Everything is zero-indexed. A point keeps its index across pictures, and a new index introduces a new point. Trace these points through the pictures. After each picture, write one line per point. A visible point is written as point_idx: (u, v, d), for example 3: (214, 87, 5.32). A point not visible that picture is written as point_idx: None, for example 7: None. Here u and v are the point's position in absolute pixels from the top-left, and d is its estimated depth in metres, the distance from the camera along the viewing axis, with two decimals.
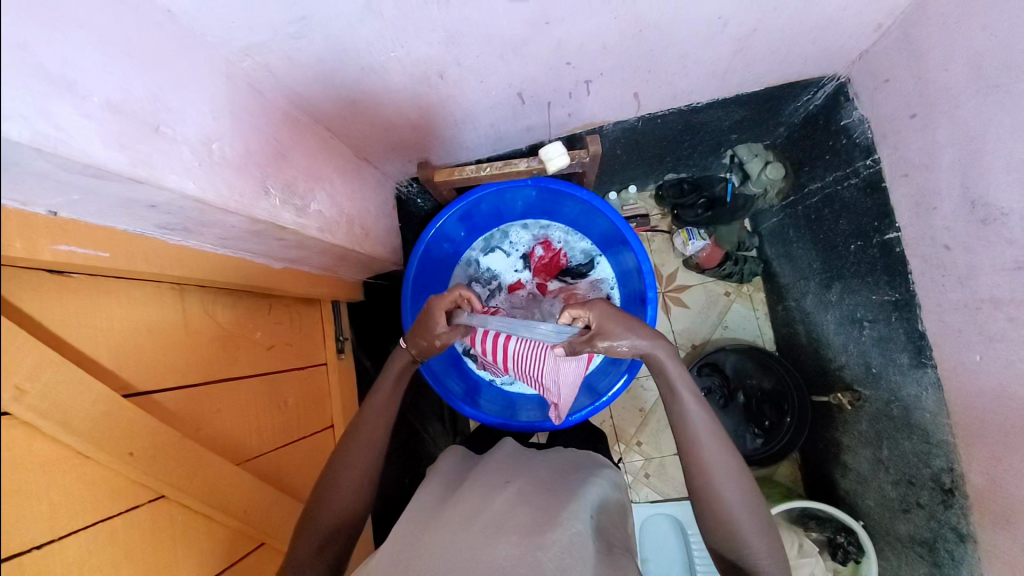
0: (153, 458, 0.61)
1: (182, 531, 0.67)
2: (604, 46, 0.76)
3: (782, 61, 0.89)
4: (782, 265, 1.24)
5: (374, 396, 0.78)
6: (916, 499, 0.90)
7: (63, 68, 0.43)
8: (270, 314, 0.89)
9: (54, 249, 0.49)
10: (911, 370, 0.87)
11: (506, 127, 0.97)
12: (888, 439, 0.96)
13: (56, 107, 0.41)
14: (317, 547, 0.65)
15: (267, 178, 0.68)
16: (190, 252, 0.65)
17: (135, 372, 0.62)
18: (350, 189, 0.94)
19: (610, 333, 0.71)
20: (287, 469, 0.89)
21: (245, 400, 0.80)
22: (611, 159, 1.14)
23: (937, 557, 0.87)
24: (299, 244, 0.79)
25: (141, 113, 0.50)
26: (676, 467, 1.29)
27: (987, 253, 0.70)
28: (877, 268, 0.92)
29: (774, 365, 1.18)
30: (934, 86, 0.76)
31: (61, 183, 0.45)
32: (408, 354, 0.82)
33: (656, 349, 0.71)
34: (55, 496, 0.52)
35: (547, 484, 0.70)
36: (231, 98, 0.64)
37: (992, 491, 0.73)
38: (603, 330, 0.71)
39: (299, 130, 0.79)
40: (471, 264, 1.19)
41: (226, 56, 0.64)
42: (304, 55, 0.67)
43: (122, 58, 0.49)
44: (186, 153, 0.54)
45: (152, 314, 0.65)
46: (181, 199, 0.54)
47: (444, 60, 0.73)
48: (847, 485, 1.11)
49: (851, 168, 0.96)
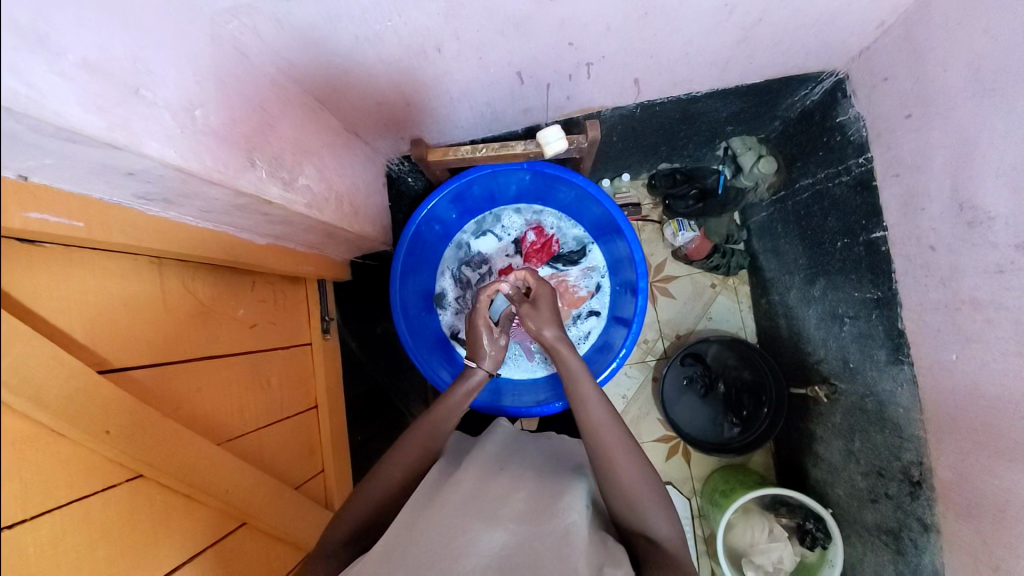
0: (130, 437, 0.58)
1: (162, 511, 0.66)
2: (607, 27, 0.74)
3: (783, 54, 0.88)
4: (769, 259, 1.25)
5: (432, 415, 0.76)
6: (885, 490, 0.93)
7: (34, 20, 0.39)
8: (254, 291, 0.87)
9: (25, 217, 0.46)
10: (889, 366, 0.89)
11: (503, 107, 0.95)
12: (861, 432, 0.98)
13: (26, 63, 0.38)
14: None
15: (253, 151, 0.65)
16: (170, 224, 0.62)
17: (110, 349, 0.59)
18: (340, 165, 0.91)
19: (540, 306, 0.80)
20: (269, 449, 0.88)
21: (227, 379, 0.78)
22: (607, 146, 1.13)
23: (901, 546, 0.90)
24: (285, 220, 0.76)
25: (118, 73, 0.46)
26: (656, 455, 1.31)
27: (972, 256, 0.71)
28: (861, 265, 0.94)
29: (755, 358, 1.21)
30: (931, 87, 0.76)
31: (33, 146, 0.42)
32: (481, 369, 0.82)
33: (561, 342, 0.75)
34: (26, 476, 0.50)
35: (537, 470, 0.71)
36: (216, 64, 0.61)
37: (958, 485, 0.76)
38: (537, 302, 0.81)
39: (288, 101, 0.76)
40: (461, 247, 1.17)
41: (211, 17, 0.61)
42: (296, 19, 0.63)
43: (99, 14, 0.46)
44: (167, 118, 0.51)
45: (128, 288, 0.62)
46: (161, 168, 0.51)
47: (442, 35, 0.71)
48: (819, 475, 1.14)
49: (843, 166, 0.96)
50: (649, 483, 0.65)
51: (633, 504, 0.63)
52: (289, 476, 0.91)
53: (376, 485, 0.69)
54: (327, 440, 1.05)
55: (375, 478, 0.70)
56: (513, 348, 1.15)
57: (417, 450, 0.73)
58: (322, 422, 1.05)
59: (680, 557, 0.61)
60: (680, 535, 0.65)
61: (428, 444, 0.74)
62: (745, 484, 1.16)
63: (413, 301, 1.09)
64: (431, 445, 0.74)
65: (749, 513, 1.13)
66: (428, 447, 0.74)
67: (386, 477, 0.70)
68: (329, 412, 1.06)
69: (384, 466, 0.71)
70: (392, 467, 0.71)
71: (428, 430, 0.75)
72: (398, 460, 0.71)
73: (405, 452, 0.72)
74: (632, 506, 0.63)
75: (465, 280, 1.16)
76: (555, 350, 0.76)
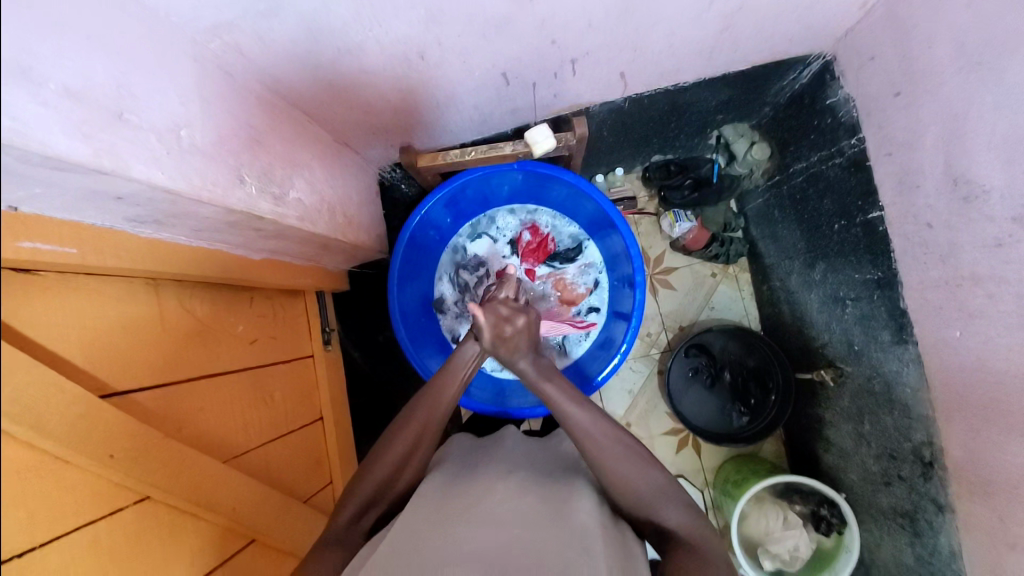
0: (135, 460, 0.59)
1: (171, 531, 0.66)
2: (589, 24, 0.74)
3: (768, 39, 0.88)
4: (768, 245, 1.24)
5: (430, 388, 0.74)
6: (898, 472, 0.92)
7: (16, 52, 0.40)
8: (252, 307, 0.87)
9: (17, 247, 0.46)
10: (893, 347, 0.89)
11: (490, 109, 0.95)
12: (871, 415, 0.97)
13: (10, 95, 0.38)
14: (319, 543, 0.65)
15: (242, 166, 0.65)
16: (163, 245, 0.62)
17: (110, 373, 0.59)
18: (331, 176, 0.91)
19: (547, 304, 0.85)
20: (276, 465, 0.88)
21: (230, 397, 0.78)
22: (597, 142, 1.13)
23: (917, 527, 0.90)
24: (278, 234, 0.76)
25: (100, 100, 0.47)
26: (666, 448, 1.30)
27: (968, 231, 0.70)
28: (860, 247, 0.93)
29: (759, 345, 1.19)
30: (918, 63, 0.75)
31: (20, 177, 0.42)
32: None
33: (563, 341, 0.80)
34: (32, 505, 0.50)
35: (545, 471, 0.71)
36: (200, 83, 0.61)
37: (970, 462, 0.76)
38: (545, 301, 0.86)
39: (274, 115, 0.76)
40: (458, 250, 1.17)
41: (192, 37, 0.61)
42: (277, 34, 0.64)
43: (79, 41, 0.46)
44: (153, 141, 0.51)
45: (125, 311, 0.62)
46: (151, 191, 0.51)
47: (424, 40, 0.71)
48: (831, 460, 1.13)
49: (835, 148, 0.96)
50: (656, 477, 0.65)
51: (644, 496, 0.64)
52: (296, 490, 0.91)
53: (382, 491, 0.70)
54: (334, 451, 1.06)
55: (377, 459, 0.69)
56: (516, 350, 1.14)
57: (418, 427, 0.71)
58: (328, 435, 1.05)
59: (692, 546, 0.62)
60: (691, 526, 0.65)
61: (430, 421, 0.72)
62: (758, 473, 1.16)
63: (411, 308, 1.09)
64: (431, 421, 0.72)
65: (763, 503, 1.12)
66: (433, 423, 0.72)
67: (391, 470, 0.69)
68: (334, 424, 1.07)
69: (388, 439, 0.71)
70: (399, 447, 0.70)
71: (430, 406, 0.73)
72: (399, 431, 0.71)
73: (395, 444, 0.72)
74: (642, 497, 0.64)
75: (463, 284, 1.16)
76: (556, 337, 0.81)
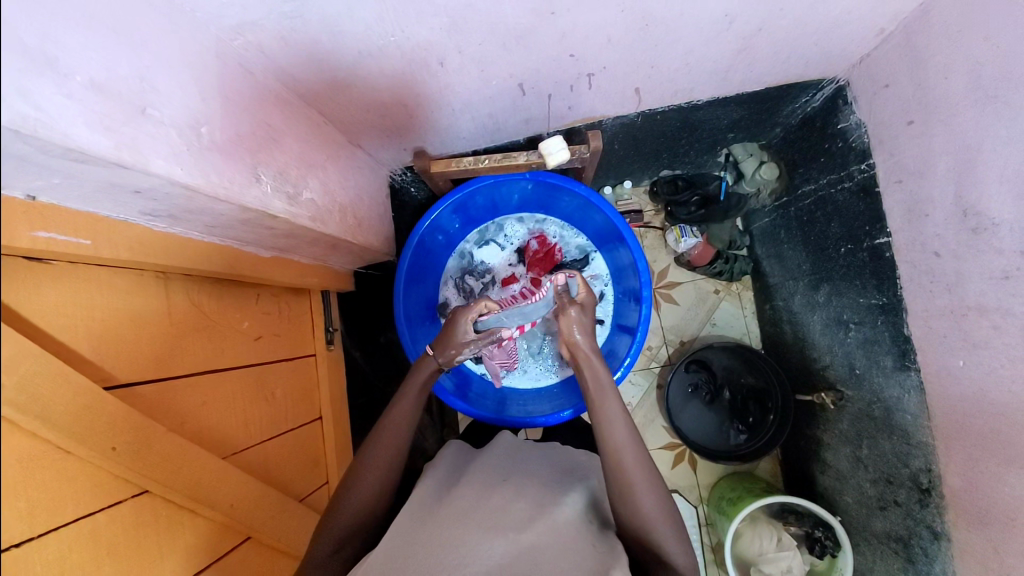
0: (136, 454, 0.59)
1: (167, 526, 0.66)
2: (609, 39, 0.74)
3: (784, 62, 0.88)
4: (773, 265, 1.24)
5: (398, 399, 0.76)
6: (893, 498, 0.92)
7: (43, 43, 0.40)
8: (259, 304, 0.87)
9: (33, 236, 0.46)
10: (895, 373, 0.89)
11: (504, 118, 0.95)
12: (868, 439, 0.98)
13: (36, 87, 0.39)
14: (330, 545, 0.66)
15: (258, 164, 0.65)
16: (176, 239, 0.62)
17: (116, 364, 0.59)
18: (343, 176, 0.91)
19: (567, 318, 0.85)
20: (274, 462, 0.87)
21: (232, 393, 0.78)
22: (608, 154, 1.13)
23: (911, 554, 0.90)
24: (289, 233, 0.76)
25: (124, 92, 0.47)
26: (663, 463, 1.30)
27: (977, 262, 0.71)
28: (866, 271, 0.93)
29: (760, 363, 1.20)
30: (933, 94, 0.76)
31: (40, 166, 0.42)
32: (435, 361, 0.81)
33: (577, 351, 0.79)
34: (32, 495, 0.50)
35: (544, 481, 0.70)
36: (221, 80, 0.61)
37: (969, 493, 0.75)
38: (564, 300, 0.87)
39: (292, 113, 0.76)
40: (464, 256, 1.18)
41: (217, 34, 0.61)
42: (300, 36, 0.64)
43: (105, 34, 0.46)
44: (173, 136, 0.51)
45: (134, 304, 0.62)
46: (167, 186, 0.51)
47: (445, 49, 0.71)
48: (827, 482, 1.13)
49: (846, 172, 0.96)
50: (657, 497, 0.64)
51: (642, 515, 0.63)
52: (293, 490, 0.91)
53: (375, 498, 0.70)
54: (331, 452, 1.05)
55: (370, 469, 0.70)
56: (543, 346, 1.15)
57: (399, 435, 0.73)
58: (326, 436, 1.05)
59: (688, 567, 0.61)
60: (688, 546, 0.64)
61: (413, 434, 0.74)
62: (752, 492, 1.15)
63: (416, 312, 1.10)
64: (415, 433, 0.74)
65: (756, 521, 1.11)
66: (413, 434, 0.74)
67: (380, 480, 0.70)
68: (333, 424, 1.07)
69: (379, 449, 0.72)
70: (383, 457, 0.71)
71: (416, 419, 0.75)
72: (389, 439, 0.72)
73: (387, 449, 0.72)
74: (641, 517, 0.63)
75: (467, 290, 1.16)
76: (564, 309, 0.80)
